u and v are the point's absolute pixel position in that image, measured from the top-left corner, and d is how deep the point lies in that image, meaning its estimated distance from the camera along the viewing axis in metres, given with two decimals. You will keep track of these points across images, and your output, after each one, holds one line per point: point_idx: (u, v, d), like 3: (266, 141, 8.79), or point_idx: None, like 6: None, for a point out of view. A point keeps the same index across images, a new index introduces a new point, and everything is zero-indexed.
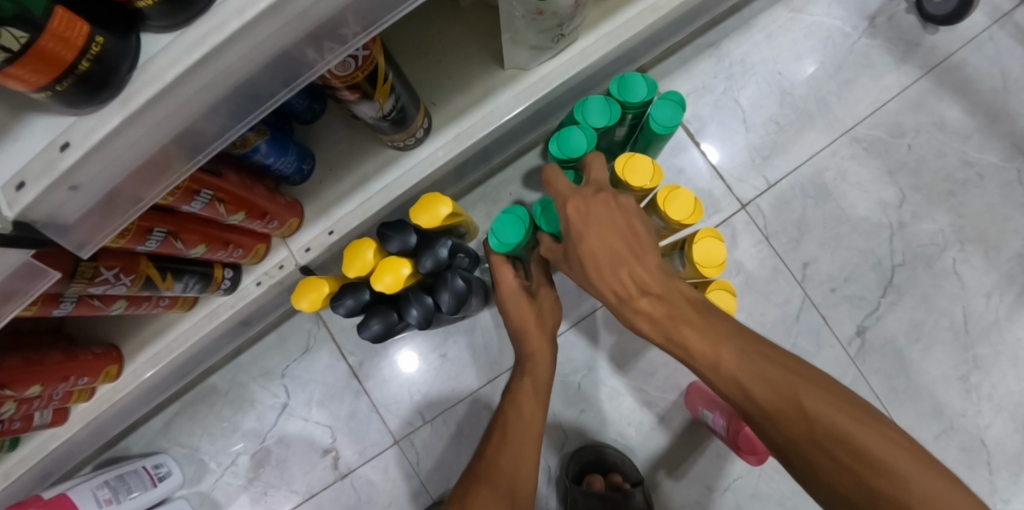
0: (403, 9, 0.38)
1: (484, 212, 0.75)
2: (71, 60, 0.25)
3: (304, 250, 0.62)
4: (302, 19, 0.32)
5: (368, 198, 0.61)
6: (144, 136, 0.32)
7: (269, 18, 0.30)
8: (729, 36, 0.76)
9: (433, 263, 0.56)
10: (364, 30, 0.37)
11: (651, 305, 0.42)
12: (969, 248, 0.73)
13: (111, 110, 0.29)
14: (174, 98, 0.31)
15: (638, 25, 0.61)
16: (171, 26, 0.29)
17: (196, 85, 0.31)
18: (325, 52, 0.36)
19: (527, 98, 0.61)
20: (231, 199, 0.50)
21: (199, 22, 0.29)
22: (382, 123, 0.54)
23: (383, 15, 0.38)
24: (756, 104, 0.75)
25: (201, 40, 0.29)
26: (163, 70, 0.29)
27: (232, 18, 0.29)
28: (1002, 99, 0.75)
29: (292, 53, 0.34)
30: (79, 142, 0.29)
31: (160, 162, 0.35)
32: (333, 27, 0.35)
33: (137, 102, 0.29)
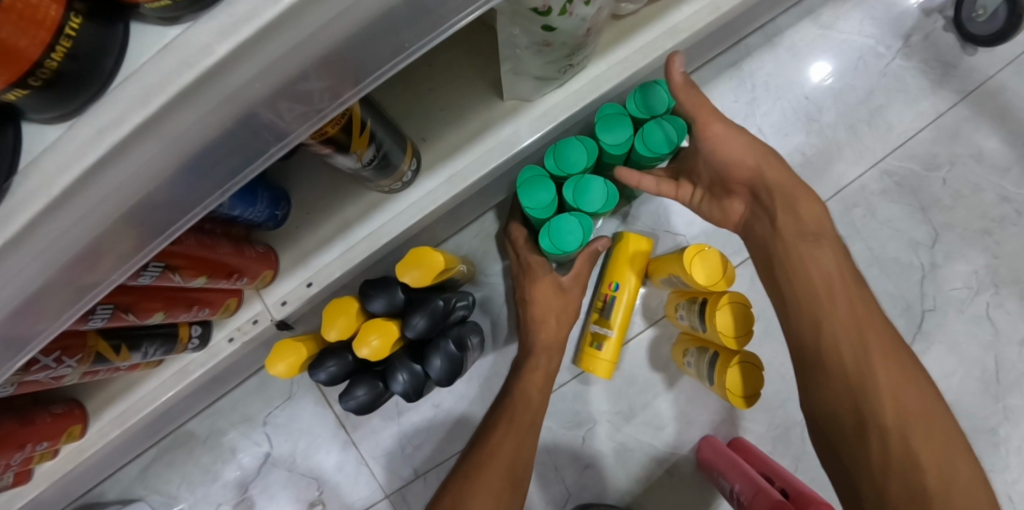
0: (388, 68, 0.30)
1: (482, 250, 0.68)
2: None
3: (280, 304, 0.56)
4: (242, 99, 0.25)
5: (350, 246, 0.55)
6: (52, 252, 0.25)
7: (190, 103, 0.23)
8: (752, 55, 0.69)
9: (424, 324, 0.50)
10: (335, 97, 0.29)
11: (883, 350, 0.40)
12: (1004, 291, 0.68)
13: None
14: (78, 207, 0.24)
15: (656, 51, 0.54)
16: (60, 117, 0.23)
17: (108, 188, 0.24)
18: (294, 127, 0.29)
19: (529, 135, 0.54)
20: (189, 263, 0.44)
21: (92, 111, 0.23)
22: (363, 171, 0.48)
23: (362, 78, 0.29)
24: (780, 132, 0.68)
25: (97, 135, 0.23)
26: (52, 176, 0.23)
27: (134, 110, 0.22)
28: None
29: (242, 137, 0.27)
30: None
31: (89, 273, 0.28)
32: (293, 97, 0.27)
33: (21, 218, 0.23)
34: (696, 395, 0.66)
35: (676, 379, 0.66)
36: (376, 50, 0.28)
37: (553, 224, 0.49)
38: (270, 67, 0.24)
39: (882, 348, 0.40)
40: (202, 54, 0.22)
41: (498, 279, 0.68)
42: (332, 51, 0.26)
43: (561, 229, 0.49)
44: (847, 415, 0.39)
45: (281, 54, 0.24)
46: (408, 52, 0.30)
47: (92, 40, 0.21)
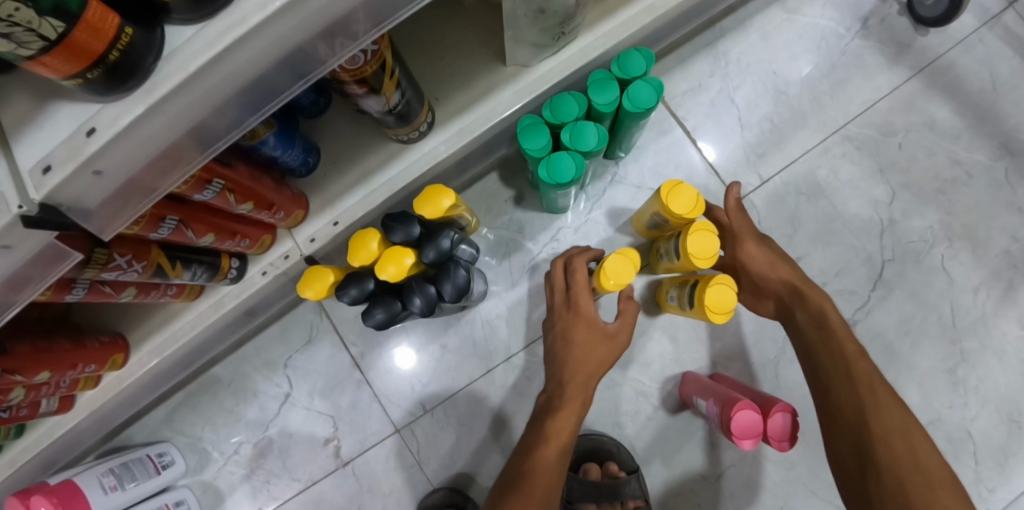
0: (410, 8, 0.41)
1: (485, 207, 0.76)
2: (101, 51, 0.27)
3: (308, 241, 0.64)
4: (316, 17, 0.35)
5: (373, 190, 0.63)
6: (162, 125, 0.33)
7: (285, 17, 0.32)
8: (725, 36, 0.78)
9: (436, 254, 0.58)
10: (373, 27, 0.39)
11: (852, 348, 0.54)
12: (957, 245, 0.76)
13: (131, 102, 0.31)
14: (191, 90, 0.32)
15: (636, 24, 0.63)
16: (196, 18, 0.30)
17: (217, 78, 0.33)
18: (335, 48, 0.39)
19: (527, 95, 0.62)
20: (240, 189, 0.51)
21: (224, 14, 0.30)
22: (388, 117, 0.56)
23: (391, 14, 0.40)
24: (752, 103, 0.77)
25: (225, 31, 0.30)
26: (182, 63, 0.31)
27: (253, 13, 0.30)
28: (991, 100, 0.79)
29: (305, 49, 0.37)
30: (105, 129, 0.30)
31: (174, 151, 0.37)
32: (344, 25, 0.37)
33: (163, 90, 0.30)
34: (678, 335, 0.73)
35: (661, 322, 0.73)
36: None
37: (552, 160, 0.56)
38: None
39: (854, 351, 0.54)
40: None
41: (499, 233, 0.76)
42: None
43: (558, 164, 0.56)
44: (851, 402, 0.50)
45: None
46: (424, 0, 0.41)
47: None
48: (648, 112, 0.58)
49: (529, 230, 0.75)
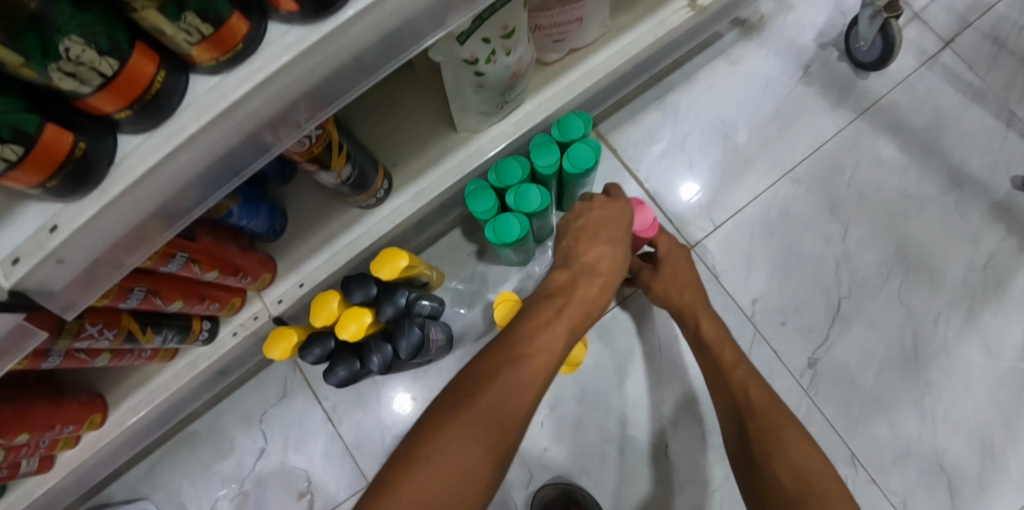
0: (355, 90, 0.44)
1: (449, 260, 0.79)
2: (67, 150, 0.31)
3: (276, 302, 0.68)
4: (256, 116, 0.39)
5: (335, 252, 0.67)
6: (122, 216, 0.37)
7: (222, 122, 0.37)
8: (673, 89, 0.82)
9: (393, 311, 0.62)
10: (316, 112, 0.43)
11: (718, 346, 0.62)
12: (913, 277, 0.78)
13: (88, 203, 0.35)
14: (148, 184, 0.37)
15: (578, 88, 0.67)
16: (142, 129, 0.35)
17: (167, 174, 0.37)
18: (281, 134, 0.43)
19: (477, 159, 0.66)
20: (205, 258, 0.55)
21: (166, 124, 0.35)
22: (343, 187, 0.60)
23: (334, 99, 0.43)
24: (702, 150, 0.80)
25: (168, 139, 0.35)
26: (135, 167, 0.35)
27: (190, 125, 0.35)
28: (935, 135, 0.85)
29: (251, 139, 0.41)
30: (65, 225, 0.34)
31: (139, 234, 0.40)
32: (288, 119, 0.42)
33: (113, 191, 0.35)
34: (639, 377, 0.76)
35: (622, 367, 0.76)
36: (345, 83, 0.42)
37: (499, 222, 0.60)
38: (273, 97, 0.38)
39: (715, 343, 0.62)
40: (235, 90, 0.35)
41: (463, 285, 0.78)
42: (317, 89, 0.41)
43: (506, 225, 0.59)
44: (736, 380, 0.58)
45: (282, 89, 0.38)
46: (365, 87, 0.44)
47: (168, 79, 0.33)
48: (587, 172, 0.61)
49: (492, 281, 0.78)
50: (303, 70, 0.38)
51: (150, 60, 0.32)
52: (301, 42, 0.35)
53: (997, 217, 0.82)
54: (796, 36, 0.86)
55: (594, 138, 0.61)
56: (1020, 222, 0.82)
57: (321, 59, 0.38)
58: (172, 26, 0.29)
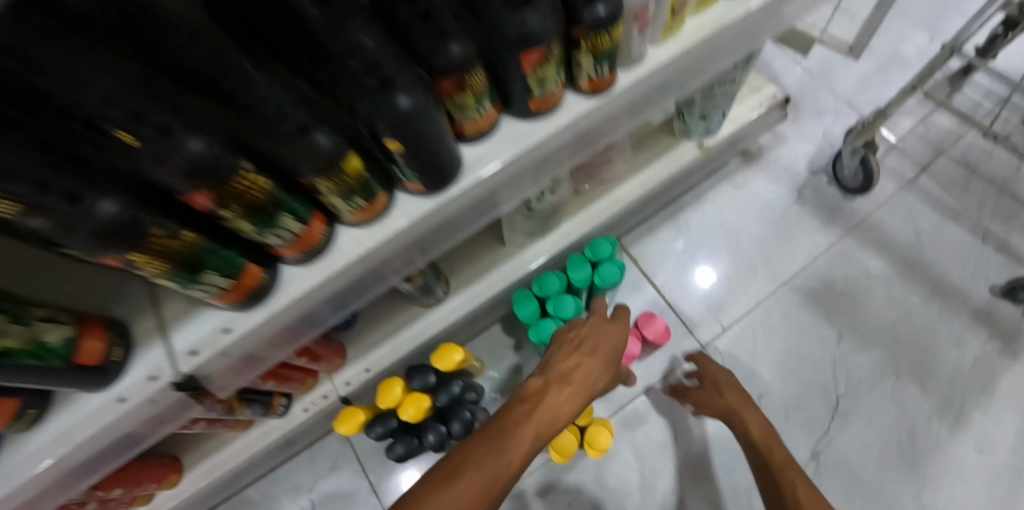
0: (448, 238, 0.58)
1: (489, 350, 0.90)
2: (254, 281, 0.40)
3: (345, 384, 0.80)
4: (382, 260, 0.52)
5: (398, 343, 0.79)
6: (274, 329, 0.47)
7: (362, 262, 0.48)
8: (685, 208, 0.97)
9: (448, 398, 0.73)
10: (420, 252, 0.57)
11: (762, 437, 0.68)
12: (904, 378, 0.87)
13: (254, 314, 0.44)
14: (300, 307, 0.47)
15: (606, 214, 0.81)
16: (302, 262, 0.45)
17: (317, 300, 0.49)
18: (393, 266, 0.56)
19: (522, 270, 0.79)
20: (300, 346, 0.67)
21: (321, 260, 0.46)
22: (414, 293, 0.73)
23: (433, 243, 0.57)
24: (711, 261, 0.94)
25: (320, 271, 0.45)
26: (290, 290, 0.45)
27: (339, 262, 0.46)
28: (916, 250, 0.97)
29: (373, 272, 0.54)
30: (232, 329, 0.43)
31: (279, 337, 0.52)
32: (401, 257, 0.55)
33: (273, 307, 0.44)
34: (657, 463, 0.84)
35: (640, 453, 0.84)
36: (443, 234, 0.57)
37: (539, 326, 0.72)
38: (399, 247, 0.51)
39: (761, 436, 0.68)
40: (375, 239, 0.47)
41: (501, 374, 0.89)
42: (425, 239, 0.55)
43: (543, 329, 0.72)
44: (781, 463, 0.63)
45: (406, 242, 0.51)
46: (454, 235, 0.58)
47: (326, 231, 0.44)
48: (613, 286, 0.74)
49: (526, 370, 0.89)
50: (418, 226, 0.49)
51: (320, 219, 0.42)
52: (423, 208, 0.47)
53: (980, 323, 0.91)
54: (790, 164, 1.01)
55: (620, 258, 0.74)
56: (1003, 329, 0.91)
57: (433, 218, 0.50)
58: (347, 205, 0.39)
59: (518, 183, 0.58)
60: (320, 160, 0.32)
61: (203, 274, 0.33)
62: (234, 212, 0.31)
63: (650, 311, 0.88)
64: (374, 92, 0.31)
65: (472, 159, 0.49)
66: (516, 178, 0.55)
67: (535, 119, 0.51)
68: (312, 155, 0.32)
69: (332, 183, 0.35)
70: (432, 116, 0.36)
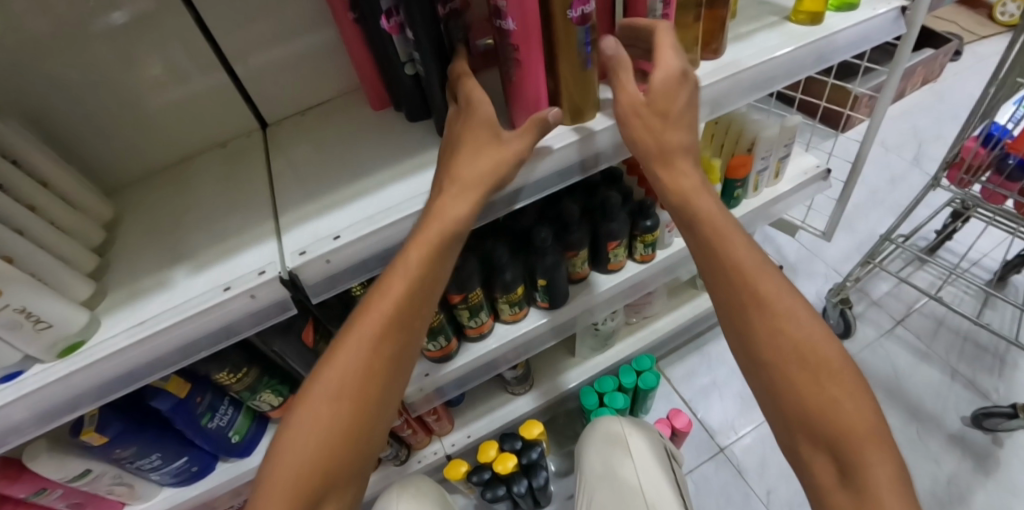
0: (546, 342, 0.95)
1: (557, 440, 1.22)
2: (450, 345, 0.84)
3: (451, 444, 1.10)
4: (511, 348, 0.91)
5: (494, 418, 1.12)
6: (452, 376, 0.88)
7: (505, 344, 0.89)
8: (707, 342, 1.32)
9: (530, 458, 1.04)
10: (531, 348, 0.95)
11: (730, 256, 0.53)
12: None
13: (445, 364, 0.86)
14: (466, 365, 0.87)
15: (647, 338, 1.17)
16: (475, 342, 0.87)
17: (474, 363, 0.88)
18: (516, 355, 0.94)
19: (585, 373, 1.14)
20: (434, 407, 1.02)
21: (484, 341, 0.88)
22: (513, 379, 1.08)
23: (539, 344, 0.95)
24: (727, 382, 1.25)
25: (482, 346, 0.88)
26: (465, 356, 0.87)
27: (494, 341, 0.88)
28: (895, 384, 1.24)
29: (505, 356, 0.93)
30: (429, 372, 0.85)
31: (446, 389, 0.91)
32: (521, 350, 0.94)
33: (456, 362, 0.86)
34: None
35: None
36: (546, 338, 0.95)
37: (598, 412, 1.04)
38: (522, 340, 0.91)
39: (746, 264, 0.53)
40: (512, 332, 0.89)
41: (563, 457, 1.20)
42: (535, 341, 0.94)
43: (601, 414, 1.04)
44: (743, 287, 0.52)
45: (525, 339, 0.91)
46: (550, 341, 0.96)
47: (492, 323, 0.87)
48: (651, 389, 1.06)
49: None
50: (538, 328, 0.90)
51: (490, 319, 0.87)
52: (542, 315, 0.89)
53: (955, 446, 1.13)
54: None
55: (656, 369, 1.08)
56: (976, 454, 1.12)
57: (548, 322, 0.91)
58: (509, 309, 0.84)
59: (596, 308, 0.96)
60: (504, 286, 0.79)
61: (440, 333, 0.79)
62: (464, 306, 0.79)
63: (677, 408, 1.19)
64: (538, 261, 0.80)
65: (574, 292, 0.91)
66: (596, 305, 0.94)
67: (610, 274, 0.93)
68: (499, 284, 0.79)
69: (505, 297, 0.82)
70: (561, 271, 0.82)
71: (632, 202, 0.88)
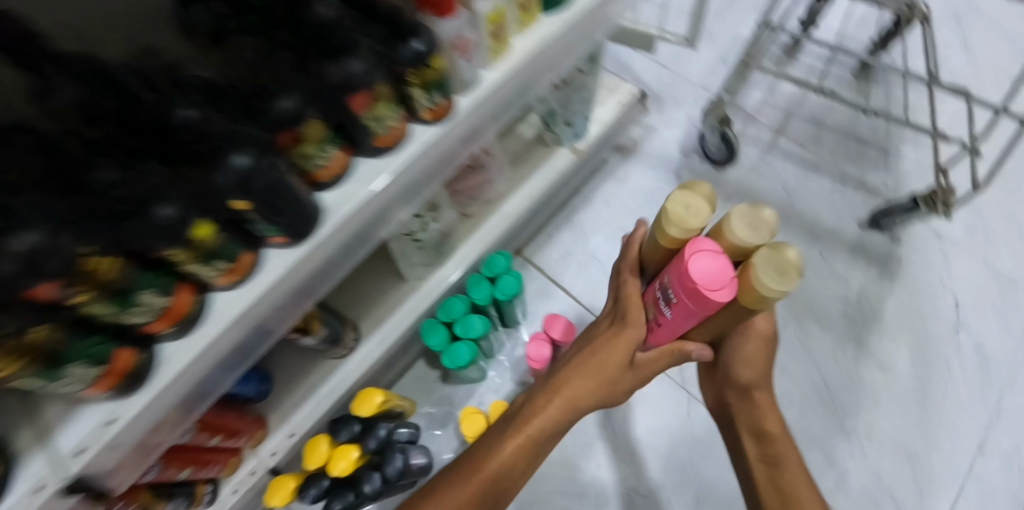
0: (331, 274, 0.58)
1: (420, 391, 0.91)
2: (131, 365, 0.35)
3: (270, 455, 0.77)
4: (267, 314, 0.47)
5: (320, 401, 0.79)
6: (161, 407, 0.39)
7: (243, 322, 0.43)
8: (578, 210, 1.02)
9: (377, 441, 0.73)
10: (304, 296, 0.56)
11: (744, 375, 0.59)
12: (805, 322, 0.96)
13: (138, 397, 0.37)
14: (178, 390, 0.41)
15: (498, 230, 0.84)
16: (180, 332, 0.39)
17: (194, 374, 0.41)
18: (285, 317, 0.55)
19: (427, 300, 0.81)
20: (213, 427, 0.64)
21: (202, 325, 0.40)
22: (321, 344, 0.73)
23: (318, 283, 0.57)
24: (610, 254, 0.99)
25: (200, 337, 0.40)
26: (171, 366, 0.38)
27: (234, 311, 0.41)
28: (790, 204, 1.06)
29: (262, 327, 0.51)
30: (93, 441, 0.35)
31: (178, 413, 0.47)
32: (285, 308, 0.54)
33: (155, 390, 0.38)
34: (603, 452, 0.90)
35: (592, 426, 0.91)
36: (326, 271, 0.56)
37: (453, 351, 0.73)
38: (278, 298, 0.46)
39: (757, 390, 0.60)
40: (255, 288, 0.42)
41: (432, 409, 0.90)
42: (308, 284, 0.54)
43: (458, 352, 0.73)
44: (748, 375, 0.59)
45: (283, 292, 0.46)
46: (335, 274, 0.59)
47: (199, 302, 0.39)
48: (514, 297, 0.76)
49: (457, 399, 0.91)
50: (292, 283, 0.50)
51: (188, 291, 0.38)
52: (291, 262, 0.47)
53: (857, 256, 1.01)
54: (663, 150, 1.08)
55: (516, 269, 0.78)
56: (878, 258, 1.01)
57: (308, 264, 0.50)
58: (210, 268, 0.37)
59: (389, 211, 0.57)
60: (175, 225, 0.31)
61: (55, 367, 0.30)
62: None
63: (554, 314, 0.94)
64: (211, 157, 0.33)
65: (334, 204, 0.49)
66: (389, 206, 0.56)
67: (391, 155, 0.52)
68: (154, 232, 0.30)
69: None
70: (286, 174, 0.37)
71: (377, 19, 0.46)
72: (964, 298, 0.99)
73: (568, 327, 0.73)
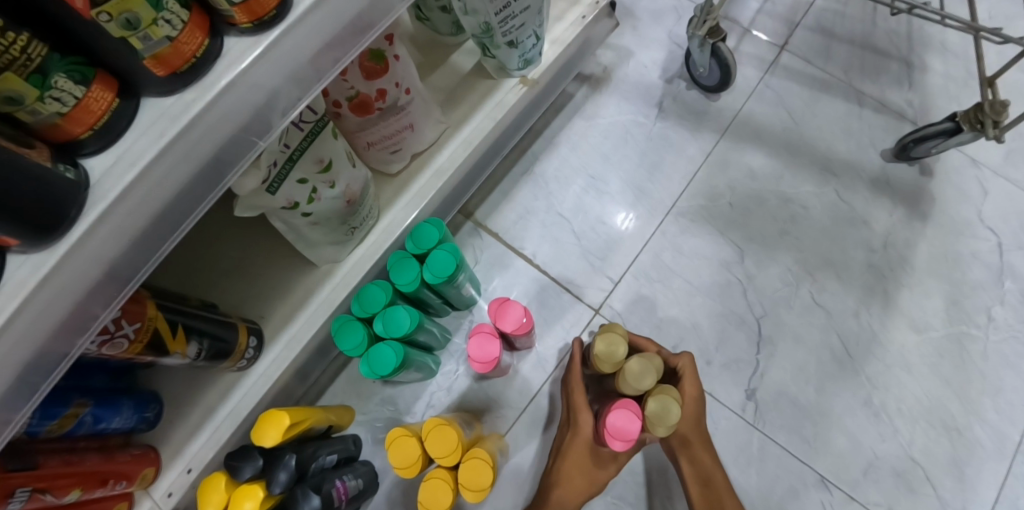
0: (157, 256, 0.37)
1: (359, 394, 0.75)
2: None
3: (166, 496, 0.60)
4: (30, 337, 0.30)
5: (218, 426, 0.62)
6: None
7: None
8: (538, 159, 0.83)
9: (287, 476, 0.55)
10: (117, 294, 0.36)
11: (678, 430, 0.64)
12: (820, 277, 0.79)
13: None
14: None
15: (429, 190, 0.65)
16: None
17: None
18: (82, 337, 0.35)
19: (344, 290, 0.63)
20: (61, 481, 0.46)
21: None
22: (199, 362, 0.55)
23: (134, 271, 0.36)
24: (580, 211, 0.80)
25: None
26: None
27: None
28: (798, 133, 0.87)
29: (42, 357, 0.32)
30: None
31: None
32: (78, 322, 0.34)
33: None
34: None
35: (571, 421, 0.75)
36: (136, 257, 0.35)
37: (371, 355, 0.55)
38: (43, 311, 0.30)
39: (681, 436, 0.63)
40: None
41: (375, 415, 0.74)
42: (103, 279, 0.33)
43: (377, 356, 0.55)
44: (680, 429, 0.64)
45: (53, 299, 0.30)
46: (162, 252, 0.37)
47: None
48: (451, 279, 0.58)
49: (403, 402, 0.74)
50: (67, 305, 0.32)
51: None
52: (35, 277, 0.27)
53: (881, 193, 0.83)
54: (640, 78, 0.87)
55: (454, 242, 0.59)
56: (906, 193, 0.83)
57: (79, 269, 0.31)
58: None
59: (236, 158, 0.38)
60: None
61: None
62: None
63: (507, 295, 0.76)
64: None
65: (101, 174, 0.29)
66: (224, 159, 0.37)
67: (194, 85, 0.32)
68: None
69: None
70: None
71: None
72: (1011, 234, 0.81)
73: (523, 315, 0.56)
